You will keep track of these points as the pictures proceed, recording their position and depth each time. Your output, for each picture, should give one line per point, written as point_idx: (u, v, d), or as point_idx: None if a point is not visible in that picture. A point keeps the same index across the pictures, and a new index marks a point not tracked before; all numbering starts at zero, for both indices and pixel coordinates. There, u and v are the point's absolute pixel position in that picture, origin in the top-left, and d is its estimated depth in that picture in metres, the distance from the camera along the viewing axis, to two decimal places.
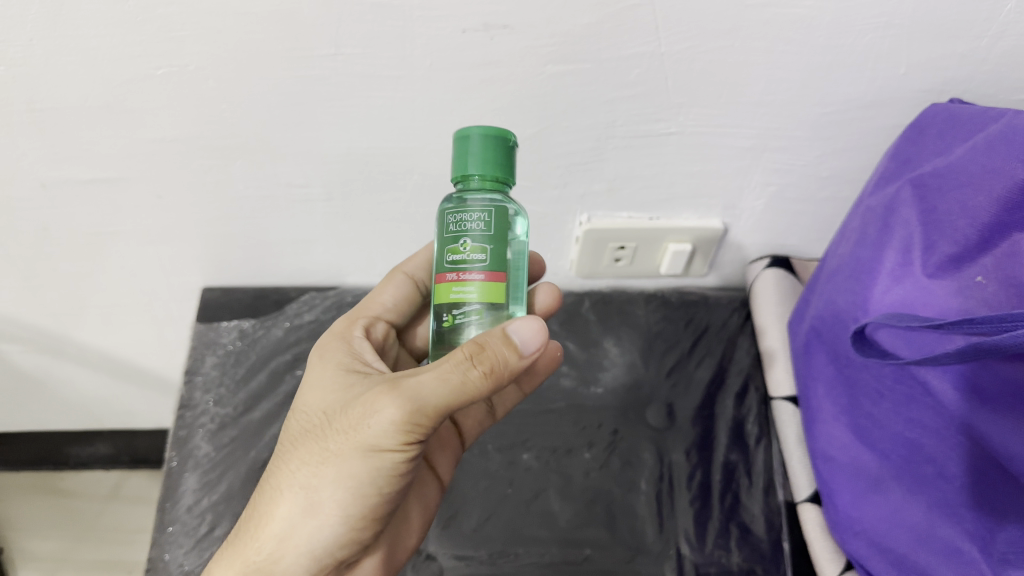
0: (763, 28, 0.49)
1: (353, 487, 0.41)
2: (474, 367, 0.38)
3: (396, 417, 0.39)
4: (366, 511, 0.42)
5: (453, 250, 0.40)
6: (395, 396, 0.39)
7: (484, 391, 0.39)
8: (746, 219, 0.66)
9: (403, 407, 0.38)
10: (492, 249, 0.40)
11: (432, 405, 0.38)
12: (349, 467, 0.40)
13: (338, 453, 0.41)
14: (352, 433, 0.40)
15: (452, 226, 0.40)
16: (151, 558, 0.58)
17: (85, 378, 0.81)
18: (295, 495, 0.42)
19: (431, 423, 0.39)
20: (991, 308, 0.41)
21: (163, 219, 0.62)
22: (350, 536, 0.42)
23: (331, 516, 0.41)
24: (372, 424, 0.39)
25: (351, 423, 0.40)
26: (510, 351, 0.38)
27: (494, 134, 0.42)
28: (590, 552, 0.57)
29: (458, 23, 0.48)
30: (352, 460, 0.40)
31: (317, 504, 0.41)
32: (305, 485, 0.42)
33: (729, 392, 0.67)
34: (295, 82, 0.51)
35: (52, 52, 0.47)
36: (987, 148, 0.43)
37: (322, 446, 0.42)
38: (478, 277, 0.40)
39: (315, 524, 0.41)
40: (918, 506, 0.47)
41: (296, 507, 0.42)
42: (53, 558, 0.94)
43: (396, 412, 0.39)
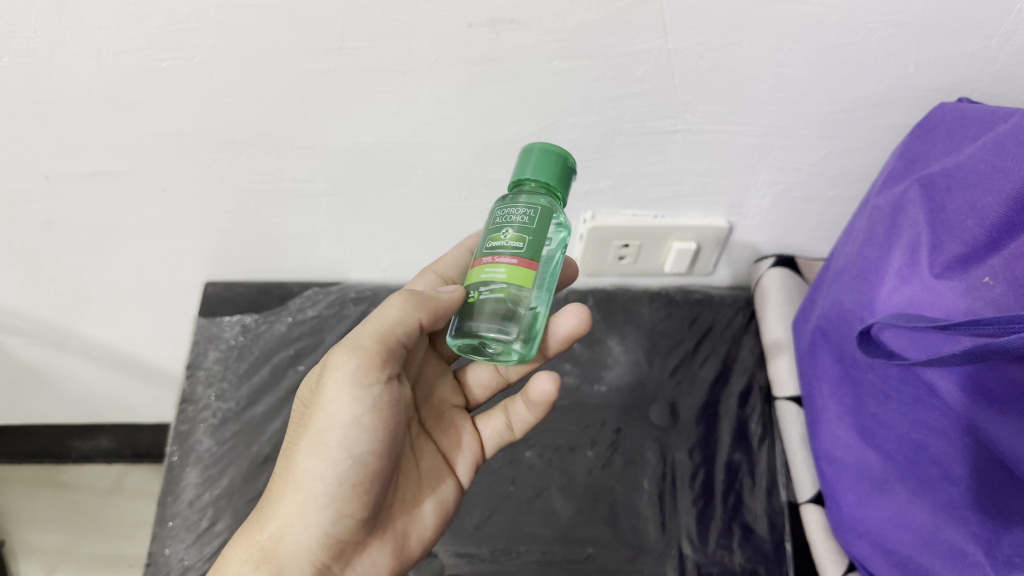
0: (772, 25, 0.49)
1: (323, 447, 0.44)
2: (391, 298, 0.46)
3: (340, 363, 0.44)
4: (343, 473, 0.44)
5: (495, 237, 0.42)
6: (337, 352, 0.45)
7: (405, 318, 0.45)
8: (752, 218, 0.66)
9: (342, 356, 0.44)
10: (532, 237, 0.42)
11: (365, 342, 0.44)
12: (315, 428, 0.44)
13: (308, 419, 0.45)
14: (315, 400, 0.45)
15: (501, 217, 0.43)
16: (152, 552, 0.58)
17: (88, 371, 0.80)
18: (285, 474, 0.46)
19: (376, 364, 0.44)
20: (999, 309, 0.41)
21: (166, 213, 0.61)
22: (335, 504, 0.44)
23: (314, 483, 0.44)
24: (326, 381, 0.44)
25: (314, 391, 0.46)
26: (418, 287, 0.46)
27: (552, 149, 0.45)
28: (592, 550, 0.57)
29: (464, 18, 0.47)
30: (317, 420, 0.44)
31: (299, 475, 0.44)
32: (290, 461, 0.46)
33: (733, 392, 0.67)
34: (300, 76, 0.51)
35: (57, 44, 0.47)
36: (996, 148, 0.42)
37: (300, 423, 0.47)
38: (511, 260, 0.41)
39: (301, 493, 0.44)
40: (923, 508, 0.47)
41: (287, 485, 0.45)
42: (55, 551, 0.93)
43: (340, 361, 0.44)
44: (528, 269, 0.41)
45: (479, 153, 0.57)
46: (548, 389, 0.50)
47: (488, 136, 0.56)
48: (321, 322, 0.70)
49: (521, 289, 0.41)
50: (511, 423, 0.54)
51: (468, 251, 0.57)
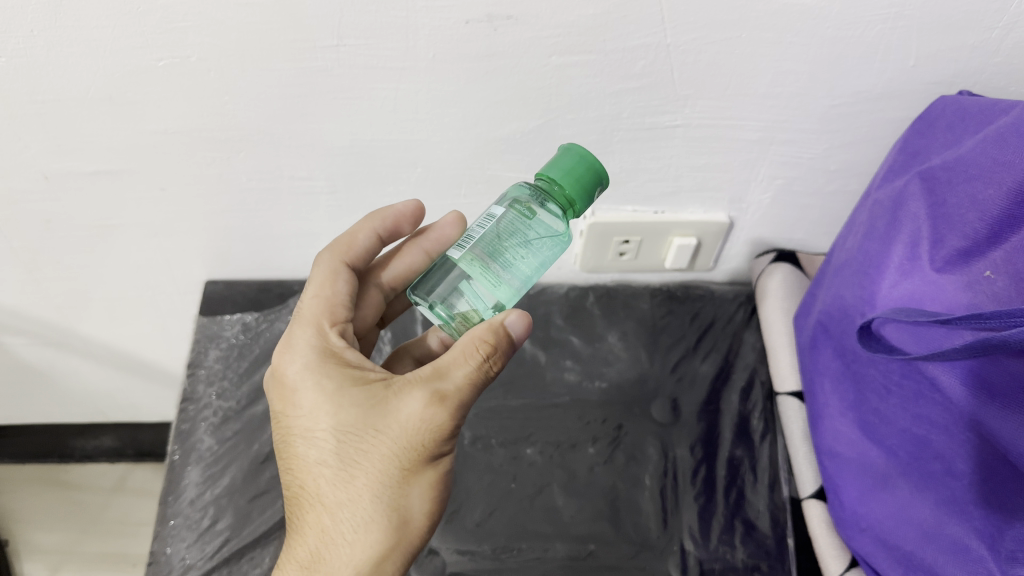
0: (772, 19, 0.48)
1: (430, 494, 0.42)
2: (495, 362, 0.42)
3: (456, 420, 0.41)
4: (441, 510, 0.43)
5: None
6: (445, 410, 0.41)
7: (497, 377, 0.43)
8: (752, 213, 0.65)
9: (457, 413, 0.41)
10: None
11: (473, 400, 0.42)
12: (426, 479, 0.42)
13: (407, 472, 0.41)
14: (419, 450, 0.41)
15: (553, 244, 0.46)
16: (153, 551, 0.58)
17: (89, 370, 0.81)
18: (371, 528, 0.41)
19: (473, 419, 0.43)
20: (1000, 304, 0.41)
21: (165, 212, 0.61)
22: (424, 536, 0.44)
23: (416, 528, 0.42)
24: (432, 436, 0.41)
25: (413, 440, 0.41)
26: (507, 336, 0.42)
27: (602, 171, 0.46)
28: (594, 548, 0.57)
29: (463, 14, 0.47)
30: (422, 471, 0.41)
31: (407, 522, 0.41)
32: (390, 509, 0.41)
33: (734, 387, 0.67)
34: (297, 75, 0.51)
35: (53, 43, 0.47)
36: (997, 140, 0.42)
37: (383, 474, 0.41)
38: None
39: (406, 540, 0.42)
40: (925, 503, 0.46)
41: (380, 537, 0.41)
42: (59, 550, 0.93)
43: (453, 416, 0.41)
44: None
45: (478, 150, 0.57)
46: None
47: (487, 133, 0.56)
48: None
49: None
50: None
51: (376, 234, 0.52)
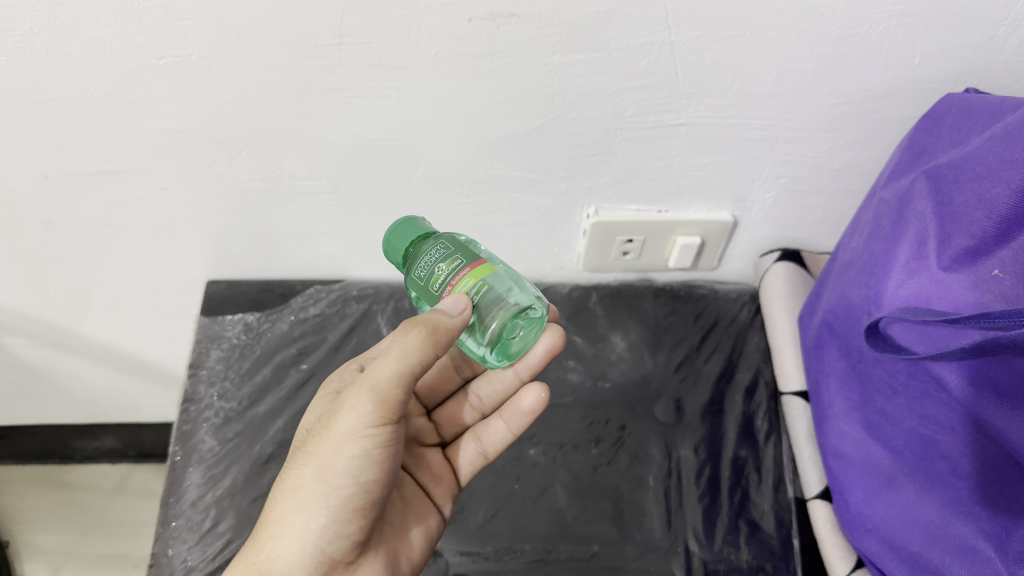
0: (776, 17, 0.48)
1: (329, 475, 0.43)
2: (410, 335, 0.43)
3: (359, 402, 0.43)
4: (347, 499, 0.44)
5: (449, 264, 0.45)
6: (356, 391, 0.44)
7: (421, 356, 0.44)
8: (756, 211, 0.65)
9: (364, 395, 0.43)
10: (461, 254, 0.46)
11: (386, 382, 0.43)
12: (324, 459, 0.44)
13: (317, 450, 0.44)
14: (326, 429, 0.45)
15: (422, 269, 0.46)
16: (155, 553, 0.57)
17: (90, 371, 0.80)
18: (282, 499, 0.45)
19: (390, 406, 0.43)
20: (1008, 303, 0.41)
21: (166, 211, 0.61)
22: (334, 524, 0.44)
23: (317, 508, 0.44)
24: (340, 416, 0.44)
25: (327, 421, 0.45)
26: (440, 314, 0.44)
27: (401, 218, 0.51)
28: (597, 548, 0.57)
29: (465, 13, 0.47)
30: (327, 452, 0.44)
31: (304, 499, 0.44)
32: (293, 483, 0.45)
33: (738, 387, 0.66)
34: (299, 73, 0.50)
35: (53, 42, 0.47)
36: (1004, 138, 0.42)
37: (306, 450, 0.46)
38: (466, 271, 0.45)
39: (303, 518, 0.44)
40: (931, 503, 0.46)
41: (288, 506, 0.45)
42: (60, 552, 0.93)
43: (361, 398, 0.43)
44: (486, 265, 0.45)
45: (480, 149, 0.57)
46: (535, 402, 0.54)
47: (489, 132, 0.56)
48: (324, 320, 0.69)
49: (496, 274, 0.46)
50: (483, 451, 0.56)
51: None
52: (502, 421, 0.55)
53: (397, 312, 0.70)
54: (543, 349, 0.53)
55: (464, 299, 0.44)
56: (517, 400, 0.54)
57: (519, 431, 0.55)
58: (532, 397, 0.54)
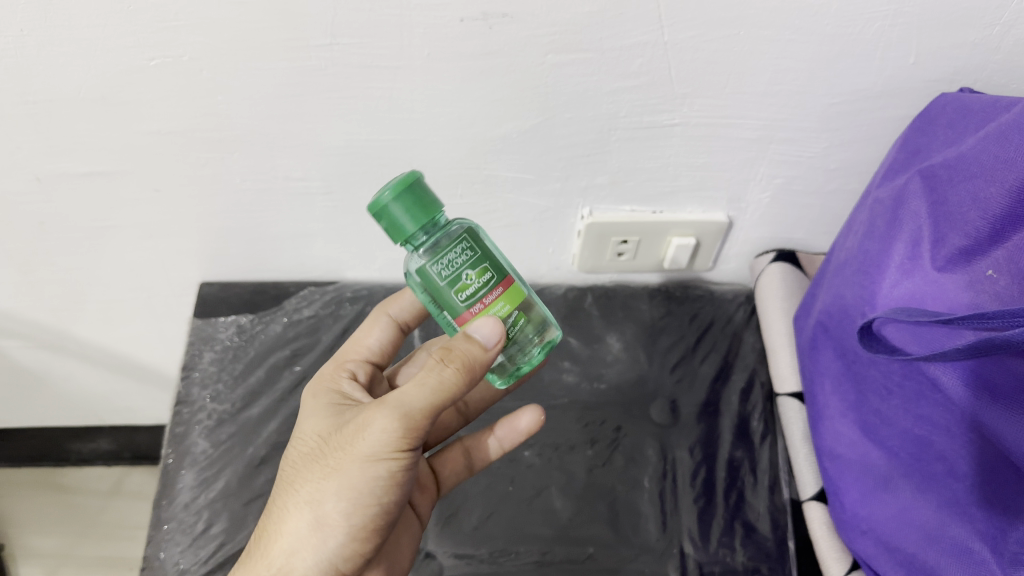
0: (770, 16, 0.48)
1: (353, 495, 0.43)
2: (447, 367, 0.42)
3: (388, 426, 0.42)
4: (368, 519, 0.44)
5: (480, 276, 0.42)
6: (382, 412, 0.43)
7: (458, 389, 0.43)
8: (751, 212, 0.65)
9: (393, 420, 0.43)
10: (493, 268, 0.43)
11: (418, 410, 0.43)
12: (347, 479, 0.43)
13: (337, 466, 0.44)
14: (347, 447, 0.44)
15: (446, 270, 0.41)
16: (146, 556, 0.57)
17: (85, 374, 0.80)
18: (296, 514, 0.44)
19: (419, 433, 0.43)
20: (1002, 303, 0.40)
21: (159, 213, 0.61)
22: (352, 542, 0.44)
23: (336, 525, 0.44)
24: (365, 438, 0.43)
25: (348, 439, 0.44)
26: (475, 347, 0.42)
27: (401, 180, 0.41)
28: (592, 550, 0.57)
29: (457, 13, 0.47)
30: (350, 472, 0.43)
31: (323, 516, 0.44)
32: (310, 498, 0.44)
33: (734, 388, 0.66)
34: (291, 73, 0.50)
35: (44, 43, 0.47)
36: (999, 137, 0.42)
37: (321, 463, 0.45)
38: (499, 290, 0.43)
39: (321, 535, 0.44)
40: (927, 504, 0.46)
41: (302, 521, 0.44)
42: (56, 555, 0.93)
43: (389, 422, 0.43)
44: (516, 286, 0.44)
45: (474, 150, 0.57)
46: (532, 423, 0.54)
47: (483, 133, 0.55)
48: (318, 322, 0.69)
49: (526, 300, 0.45)
50: (471, 463, 0.56)
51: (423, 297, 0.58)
52: (493, 437, 0.55)
53: None
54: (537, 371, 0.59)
55: (502, 333, 0.42)
56: (514, 420, 0.54)
57: (510, 448, 0.55)
58: (528, 419, 0.54)
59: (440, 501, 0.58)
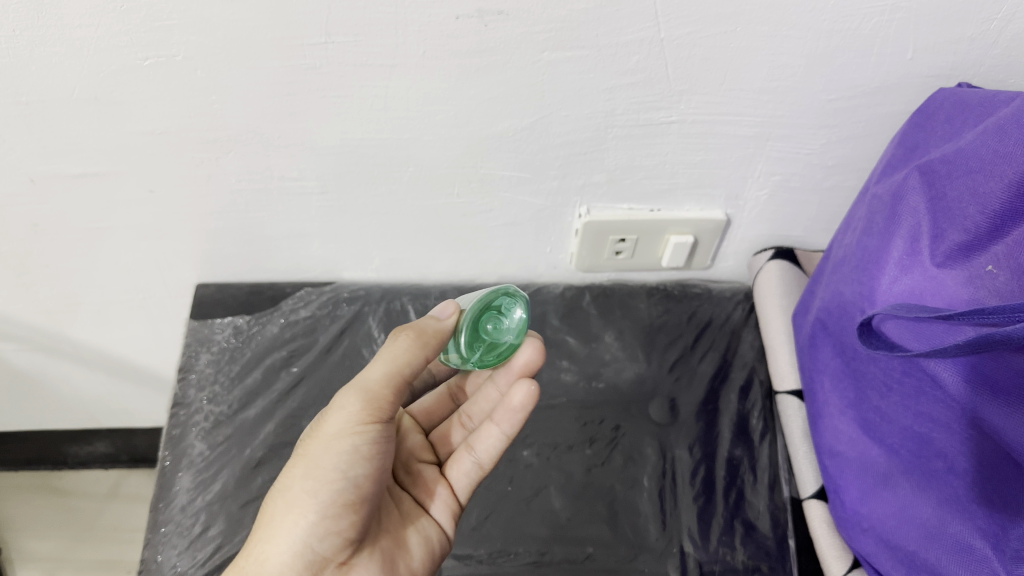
0: (766, 12, 0.48)
1: (318, 470, 0.44)
2: (397, 337, 0.47)
3: (348, 400, 0.45)
4: (337, 494, 0.44)
5: None
6: (345, 392, 0.46)
7: (411, 358, 0.46)
8: (749, 210, 0.65)
9: (353, 394, 0.46)
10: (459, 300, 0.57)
11: (376, 382, 0.46)
12: (313, 457, 0.45)
13: (305, 450, 0.46)
14: (315, 431, 0.46)
15: None
16: (144, 559, 0.56)
17: (81, 376, 0.80)
18: (271, 503, 0.45)
19: (381, 405, 0.46)
20: (1002, 299, 0.41)
21: (154, 214, 0.61)
22: (323, 521, 0.44)
23: (305, 504, 0.44)
24: (329, 417, 0.46)
25: (316, 424, 0.47)
26: (430, 319, 0.48)
27: None
28: (591, 550, 0.56)
29: (452, 9, 0.46)
30: (316, 452, 0.45)
31: (292, 498, 0.44)
32: (281, 484, 0.45)
33: (733, 386, 0.66)
34: (286, 72, 0.50)
35: (36, 43, 0.46)
36: (998, 132, 0.41)
37: (295, 453, 0.47)
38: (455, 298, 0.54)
39: (291, 516, 0.44)
40: (927, 502, 0.46)
41: (277, 506, 0.45)
42: (53, 558, 0.92)
43: (350, 397, 0.46)
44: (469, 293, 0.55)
45: (470, 148, 0.57)
46: (526, 399, 0.52)
47: (479, 131, 0.55)
48: (315, 323, 0.69)
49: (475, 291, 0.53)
50: (478, 460, 0.54)
51: None
52: (494, 426, 0.53)
53: (388, 313, 0.70)
54: (528, 352, 0.53)
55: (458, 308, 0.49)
56: (506, 400, 0.52)
57: (513, 435, 0.53)
58: (522, 396, 0.52)
59: None
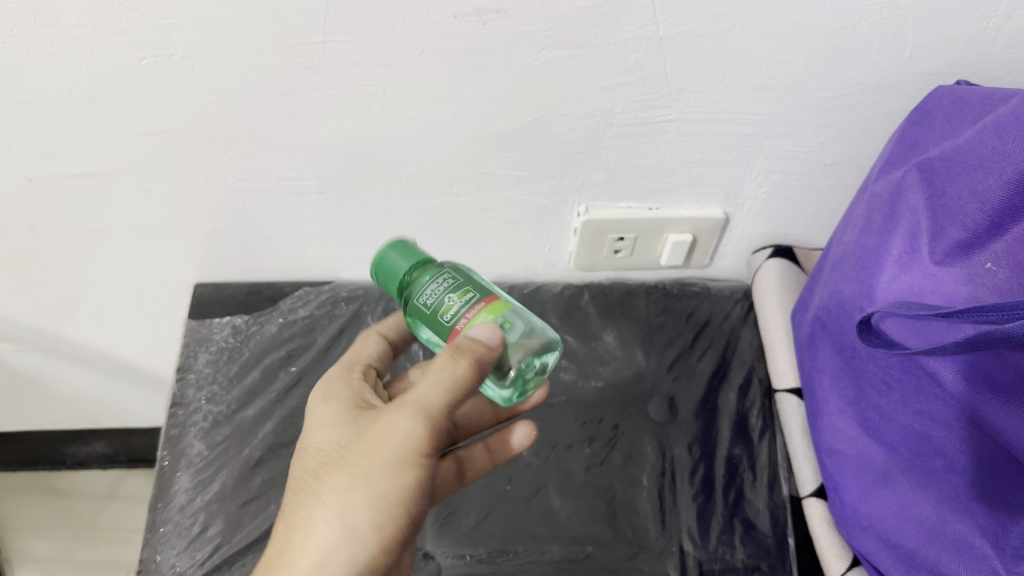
0: (765, 10, 0.48)
1: (383, 505, 0.39)
2: (458, 363, 0.40)
3: (413, 427, 0.40)
4: (399, 529, 0.40)
5: (459, 296, 0.43)
6: (405, 416, 0.40)
7: (470, 384, 0.41)
8: (748, 208, 0.65)
9: (416, 420, 0.40)
10: (474, 288, 0.44)
11: (442, 405, 0.41)
12: (375, 488, 0.39)
13: (362, 478, 0.40)
14: (369, 456, 0.40)
15: (429, 298, 0.44)
16: (143, 559, 0.56)
17: (80, 377, 0.80)
18: (313, 534, 0.39)
19: (441, 431, 0.41)
20: (1001, 297, 0.40)
21: (152, 213, 0.60)
22: (381, 557, 0.40)
23: (365, 540, 0.39)
24: (389, 442, 0.40)
25: (370, 447, 0.40)
26: (481, 345, 0.40)
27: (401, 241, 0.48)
28: (590, 549, 0.56)
29: (451, 8, 0.46)
30: (377, 483, 0.40)
31: (351, 532, 0.39)
32: (335, 516, 0.39)
33: (733, 385, 0.66)
34: (284, 71, 0.50)
35: (33, 42, 0.46)
36: (997, 130, 0.41)
37: (341, 477, 0.40)
38: (479, 305, 0.43)
39: (347, 555, 0.39)
40: (927, 500, 0.46)
41: (326, 541, 0.39)
42: (52, 558, 0.92)
43: (413, 422, 0.40)
44: (499, 300, 0.44)
45: (469, 147, 0.56)
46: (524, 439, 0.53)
47: (477, 130, 0.55)
48: (313, 323, 0.69)
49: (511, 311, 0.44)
50: (463, 476, 0.54)
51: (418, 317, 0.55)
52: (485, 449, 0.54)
53: (387, 313, 0.70)
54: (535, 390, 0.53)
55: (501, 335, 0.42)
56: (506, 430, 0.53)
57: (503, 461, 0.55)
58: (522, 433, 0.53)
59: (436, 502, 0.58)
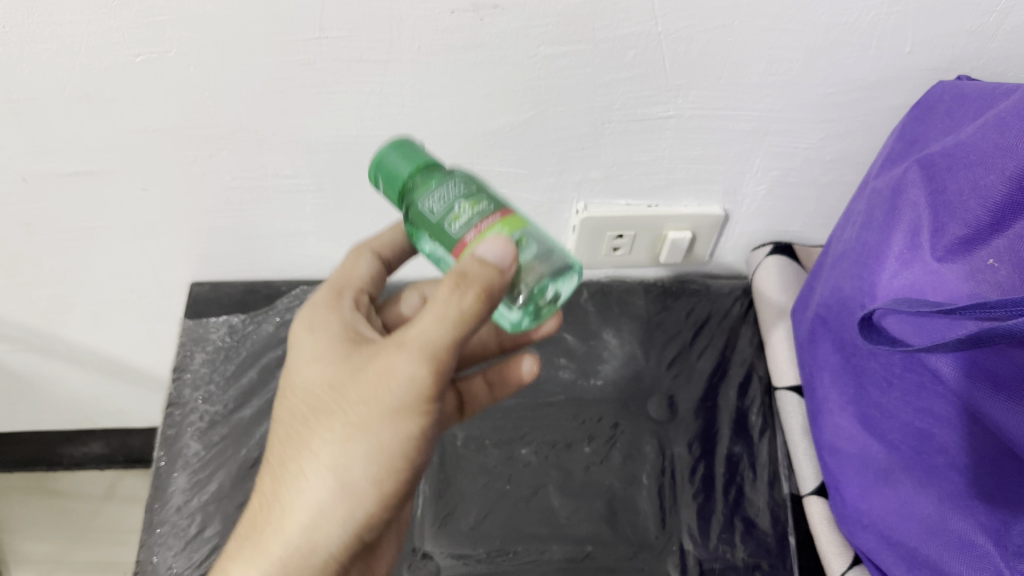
0: (764, 5, 0.47)
1: (383, 457, 0.37)
2: (465, 295, 0.36)
3: (415, 370, 0.37)
4: (399, 481, 0.38)
5: (470, 205, 0.38)
6: (404, 356, 0.37)
7: (478, 319, 0.37)
8: (747, 205, 0.64)
9: (417, 363, 0.37)
10: (487, 199, 0.38)
11: (444, 347, 0.37)
12: (374, 439, 0.37)
13: (360, 427, 0.37)
14: (367, 402, 0.37)
15: (436, 206, 0.38)
16: (139, 560, 0.56)
17: (75, 377, 0.79)
18: (312, 483, 0.38)
19: (445, 374, 0.37)
20: (1004, 293, 0.40)
21: (148, 212, 0.60)
22: (381, 509, 0.39)
23: (365, 492, 0.38)
24: (389, 389, 0.37)
25: (367, 393, 0.37)
26: (492, 270, 0.35)
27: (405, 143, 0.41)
28: (590, 548, 0.56)
29: (448, 4, 0.46)
30: (377, 433, 0.37)
31: (349, 483, 0.38)
32: (331, 464, 0.38)
33: (732, 383, 0.65)
34: (280, 68, 0.49)
35: (26, 40, 0.46)
36: (998, 125, 0.41)
37: (338, 423, 0.38)
38: (494, 219, 0.37)
39: (347, 506, 0.38)
40: (929, 498, 0.45)
41: (322, 489, 0.38)
42: (48, 559, 0.91)
43: (415, 366, 0.37)
44: (514, 216, 0.38)
45: (466, 144, 0.56)
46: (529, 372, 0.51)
47: (475, 127, 0.55)
48: None
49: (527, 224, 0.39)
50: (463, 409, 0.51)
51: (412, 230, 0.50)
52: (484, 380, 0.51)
53: None
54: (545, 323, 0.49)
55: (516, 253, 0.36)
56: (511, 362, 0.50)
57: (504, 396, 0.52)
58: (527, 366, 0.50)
59: (435, 502, 0.58)
